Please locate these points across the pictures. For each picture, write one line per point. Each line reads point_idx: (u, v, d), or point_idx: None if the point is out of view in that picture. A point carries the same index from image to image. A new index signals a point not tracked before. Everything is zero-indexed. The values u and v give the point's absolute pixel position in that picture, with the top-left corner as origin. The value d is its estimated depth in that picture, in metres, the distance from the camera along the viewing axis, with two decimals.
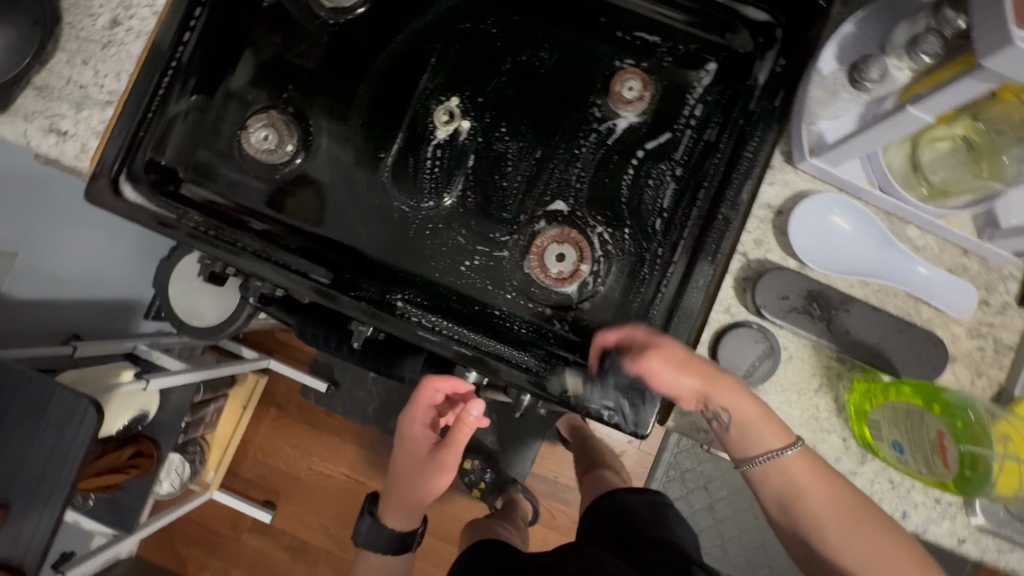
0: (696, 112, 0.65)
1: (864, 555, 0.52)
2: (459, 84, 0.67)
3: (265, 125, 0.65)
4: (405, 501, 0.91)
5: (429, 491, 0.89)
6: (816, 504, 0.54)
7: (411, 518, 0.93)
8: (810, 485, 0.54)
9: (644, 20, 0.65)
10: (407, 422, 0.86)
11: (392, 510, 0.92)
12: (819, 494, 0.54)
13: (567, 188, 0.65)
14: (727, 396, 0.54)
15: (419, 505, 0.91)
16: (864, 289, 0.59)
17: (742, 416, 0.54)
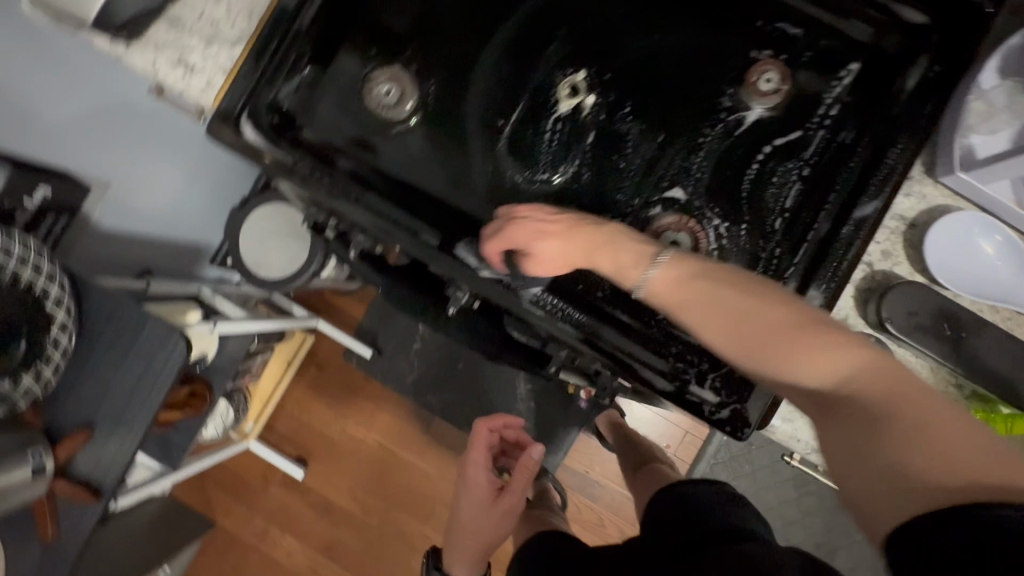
0: (832, 112, 0.62)
1: (905, 446, 0.38)
2: (587, 59, 0.65)
3: (388, 79, 0.65)
4: (470, 546, 0.97)
5: (493, 533, 0.96)
6: (736, 327, 0.49)
7: (476, 564, 0.97)
8: (717, 317, 0.50)
9: (788, 11, 0.63)
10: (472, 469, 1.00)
11: (457, 557, 0.97)
12: (729, 316, 0.49)
13: (687, 176, 0.63)
14: (607, 253, 0.56)
15: (483, 553, 0.97)
16: (994, 314, 0.57)
17: (628, 261, 0.55)
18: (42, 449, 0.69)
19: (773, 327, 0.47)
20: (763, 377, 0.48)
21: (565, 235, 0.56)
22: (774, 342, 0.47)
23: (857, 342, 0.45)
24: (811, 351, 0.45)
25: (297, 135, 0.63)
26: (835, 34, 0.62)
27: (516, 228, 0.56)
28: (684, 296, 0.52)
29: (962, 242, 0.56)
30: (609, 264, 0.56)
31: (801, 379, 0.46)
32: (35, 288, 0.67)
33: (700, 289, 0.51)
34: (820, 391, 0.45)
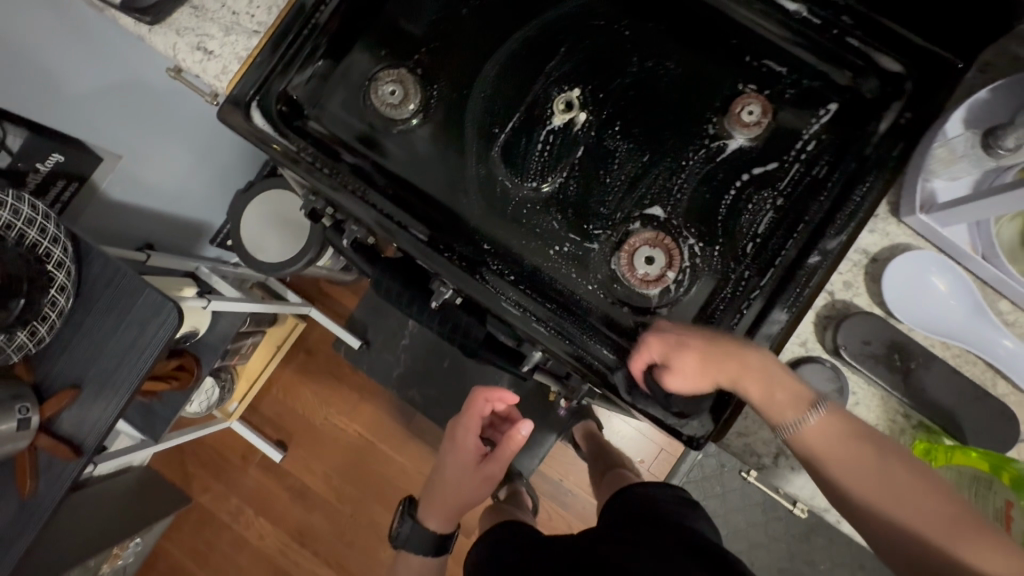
0: (808, 147, 0.65)
1: None
2: (583, 78, 0.69)
3: (394, 81, 0.69)
4: (444, 502, 1.04)
5: (469, 496, 1.03)
6: (868, 486, 0.52)
7: (446, 518, 1.05)
8: (864, 475, 0.52)
9: (776, 50, 0.66)
10: (462, 431, 1.03)
11: (431, 508, 1.05)
12: (880, 478, 0.51)
13: (667, 196, 0.67)
14: (758, 377, 0.56)
15: (456, 511, 1.04)
16: (944, 350, 0.60)
17: (779, 397, 0.56)
18: (29, 404, 0.71)
19: (905, 493, 0.50)
20: (884, 532, 0.51)
21: (706, 366, 0.57)
22: (931, 520, 0.49)
23: (1011, 543, 0.47)
24: (923, 513, 0.49)
25: (303, 126, 0.67)
26: (818, 75, 0.66)
27: (682, 355, 0.57)
28: (839, 451, 0.53)
29: (919, 279, 0.59)
30: (757, 394, 0.56)
31: (970, 566, 0.47)
32: (40, 250, 0.71)
33: (830, 442, 0.53)
34: (914, 550, 0.49)
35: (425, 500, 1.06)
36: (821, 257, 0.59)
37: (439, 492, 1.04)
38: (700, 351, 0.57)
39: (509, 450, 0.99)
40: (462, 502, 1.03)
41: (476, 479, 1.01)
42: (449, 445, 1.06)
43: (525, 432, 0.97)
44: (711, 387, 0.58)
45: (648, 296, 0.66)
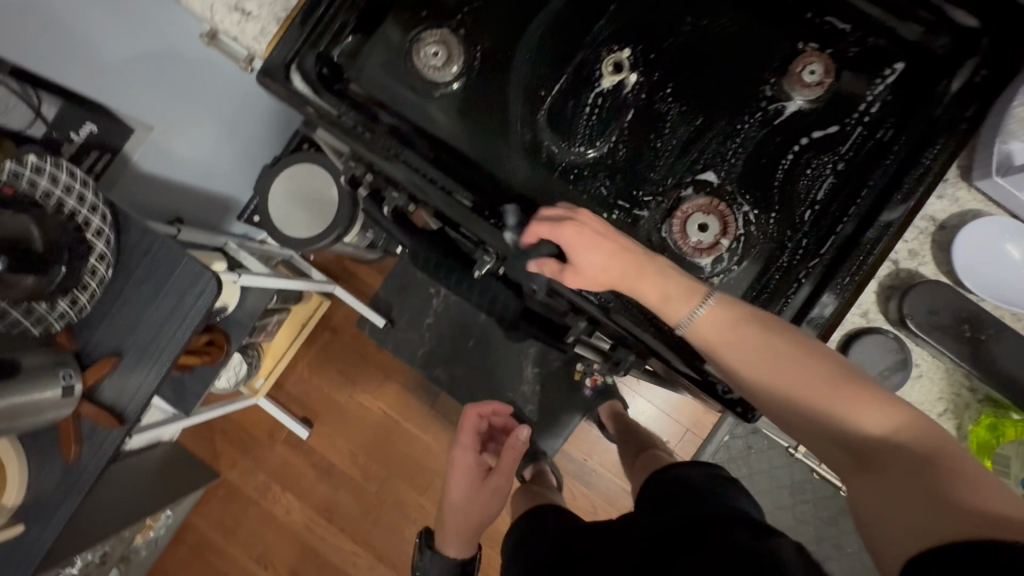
0: (872, 110, 0.63)
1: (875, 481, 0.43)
2: (634, 37, 0.65)
3: (437, 41, 0.67)
4: (459, 529, 1.03)
5: (483, 511, 1.03)
6: (787, 376, 0.50)
7: (466, 542, 1.03)
8: (758, 361, 0.51)
9: (840, 5, 0.63)
10: (461, 452, 1.08)
11: (445, 537, 1.03)
12: (771, 359, 0.50)
13: (721, 161, 0.64)
14: (650, 278, 0.55)
15: (473, 534, 1.03)
16: (1016, 322, 0.57)
17: (673, 294, 0.55)
18: (72, 370, 0.71)
19: (820, 380, 0.48)
20: (795, 421, 0.49)
21: (628, 262, 0.55)
22: (811, 384, 0.48)
23: (892, 399, 0.46)
24: (872, 407, 0.45)
25: (344, 89, 0.65)
26: (885, 32, 0.62)
27: (563, 231, 0.55)
28: (725, 337, 0.53)
29: (991, 247, 0.56)
30: (662, 304, 0.55)
31: (846, 426, 0.46)
32: (80, 218, 0.71)
33: (743, 333, 0.52)
34: (862, 441, 0.45)
35: (438, 529, 1.05)
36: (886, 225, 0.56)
37: (451, 520, 1.03)
38: (616, 245, 0.55)
39: (512, 455, 1.03)
40: (476, 523, 1.03)
41: (484, 492, 1.03)
42: (453, 468, 1.08)
43: (524, 436, 1.03)
44: (608, 286, 0.57)
45: (700, 265, 0.63)
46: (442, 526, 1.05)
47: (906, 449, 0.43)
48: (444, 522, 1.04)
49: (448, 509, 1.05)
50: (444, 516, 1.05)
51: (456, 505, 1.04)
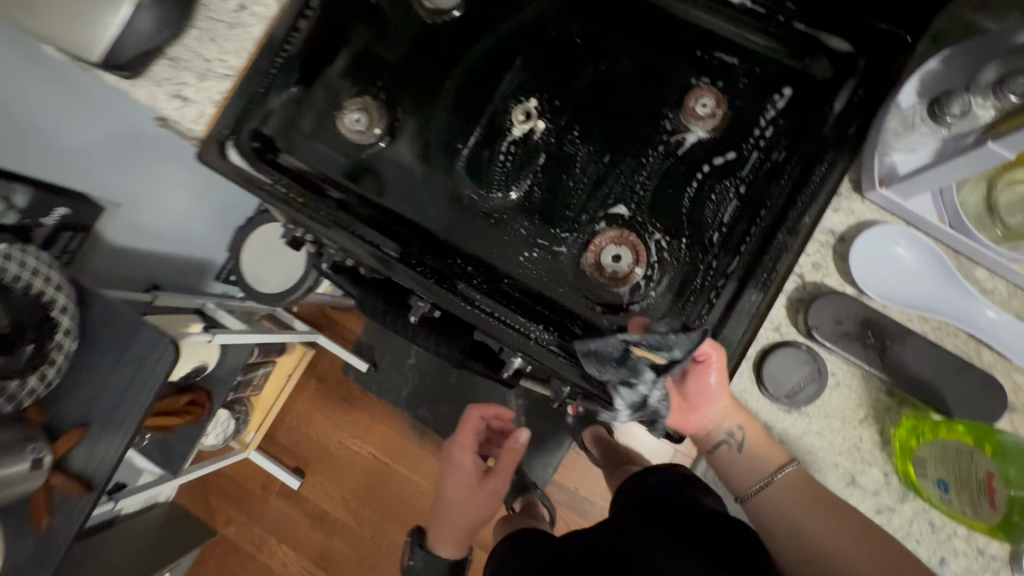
0: (766, 134, 0.66)
1: None
2: (540, 87, 0.71)
3: (359, 108, 0.71)
4: (451, 529, 1.08)
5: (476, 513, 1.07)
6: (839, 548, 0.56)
7: (456, 545, 1.09)
8: (825, 530, 0.57)
9: (723, 42, 0.68)
10: (461, 450, 1.10)
11: (439, 536, 1.09)
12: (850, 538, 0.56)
13: (630, 193, 0.68)
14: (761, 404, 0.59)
15: (467, 536, 1.09)
16: (924, 324, 0.58)
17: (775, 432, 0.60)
18: (41, 446, 0.75)
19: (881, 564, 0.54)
20: None
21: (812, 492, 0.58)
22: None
23: None
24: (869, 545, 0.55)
25: (276, 159, 0.68)
26: (771, 62, 0.67)
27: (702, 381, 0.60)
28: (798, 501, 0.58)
29: (880, 246, 0.59)
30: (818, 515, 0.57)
31: None
32: (45, 296, 0.76)
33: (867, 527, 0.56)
34: None
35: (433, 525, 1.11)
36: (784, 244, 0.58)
37: (444, 518, 1.08)
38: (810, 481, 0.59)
39: (510, 458, 1.08)
40: (467, 526, 1.07)
41: (480, 495, 1.07)
42: (449, 467, 1.11)
43: (521, 440, 1.08)
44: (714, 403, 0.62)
45: (619, 293, 0.67)
46: (434, 523, 1.10)
47: None
48: (438, 521, 1.09)
49: (442, 505, 1.10)
50: (437, 516, 1.09)
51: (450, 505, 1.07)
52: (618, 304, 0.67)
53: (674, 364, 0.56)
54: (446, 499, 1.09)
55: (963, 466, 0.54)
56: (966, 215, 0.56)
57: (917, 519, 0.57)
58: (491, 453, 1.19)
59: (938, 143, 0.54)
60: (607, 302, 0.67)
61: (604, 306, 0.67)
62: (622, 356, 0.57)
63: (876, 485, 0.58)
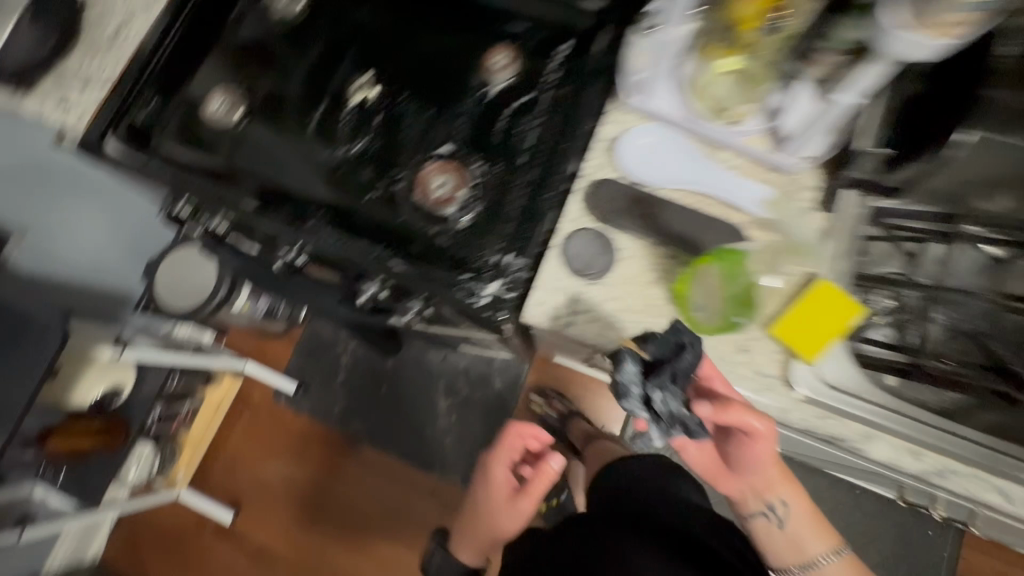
0: (555, 76, 0.80)
1: None
2: (372, 63, 0.84)
3: (223, 98, 0.84)
4: (467, 539, 1.15)
5: (503, 526, 1.09)
6: None
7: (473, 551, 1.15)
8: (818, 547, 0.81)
9: (514, 13, 0.83)
10: (495, 465, 1.11)
11: (463, 536, 1.16)
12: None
13: (452, 135, 0.80)
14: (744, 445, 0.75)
15: (483, 547, 1.14)
16: (689, 198, 0.72)
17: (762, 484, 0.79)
18: None
19: None
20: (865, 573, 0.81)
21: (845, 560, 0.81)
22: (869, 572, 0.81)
23: None
24: None
25: (150, 144, 0.83)
26: (551, 23, 0.82)
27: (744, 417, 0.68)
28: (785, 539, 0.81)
29: (627, 143, 0.73)
30: (818, 547, 0.81)
31: None
32: None
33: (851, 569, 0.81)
34: None
35: (467, 535, 1.16)
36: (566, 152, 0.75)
37: (472, 520, 1.14)
38: (850, 560, 0.81)
39: (544, 483, 1.07)
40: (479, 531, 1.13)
41: (507, 510, 1.09)
42: (486, 486, 1.13)
43: (558, 465, 1.07)
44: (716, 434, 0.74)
45: (447, 213, 0.76)
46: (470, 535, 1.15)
47: None
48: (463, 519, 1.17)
49: (478, 512, 1.13)
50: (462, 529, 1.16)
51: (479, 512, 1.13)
52: (448, 221, 0.76)
53: (455, 218, 0.75)
54: (473, 506, 1.15)
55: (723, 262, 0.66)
56: (702, 116, 0.71)
57: (707, 353, 0.67)
58: (522, 473, 1.11)
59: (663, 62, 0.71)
60: (438, 221, 0.76)
61: (435, 225, 0.76)
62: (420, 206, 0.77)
63: None
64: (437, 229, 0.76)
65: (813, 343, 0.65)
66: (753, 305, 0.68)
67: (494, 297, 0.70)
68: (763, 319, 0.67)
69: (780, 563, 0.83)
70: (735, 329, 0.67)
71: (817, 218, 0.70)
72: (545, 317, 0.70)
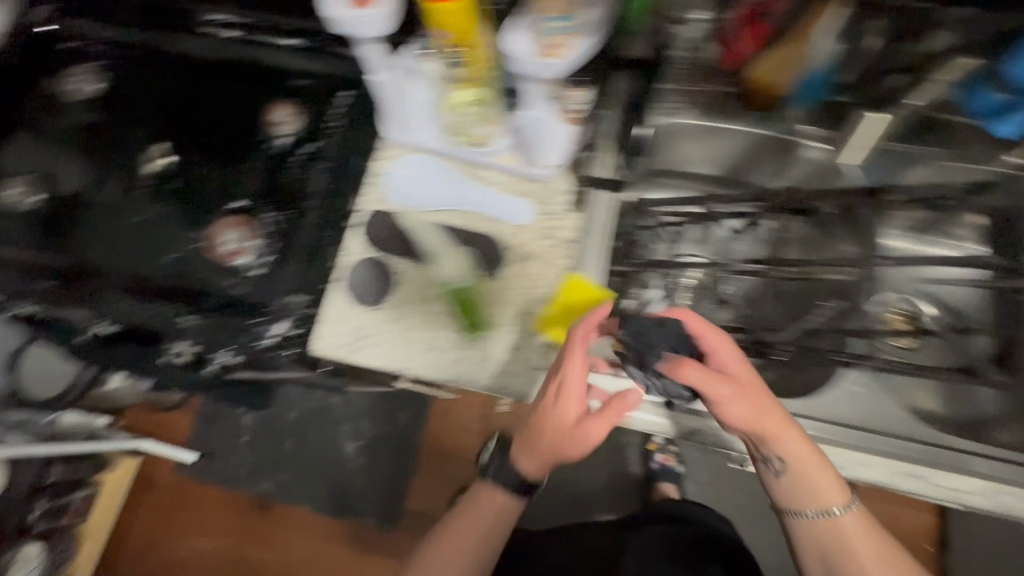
0: (337, 121, 0.85)
1: None
2: (166, 132, 0.88)
3: (18, 181, 0.85)
4: (472, 516, 0.70)
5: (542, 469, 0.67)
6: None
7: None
8: (861, 541, 0.63)
9: (295, 68, 0.89)
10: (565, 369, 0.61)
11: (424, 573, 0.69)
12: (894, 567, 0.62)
13: (244, 188, 0.84)
14: (783, 425, 0.61)
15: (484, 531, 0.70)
16: (457, 216, 0.77)
17: (824, 492, 0.63)
18: None
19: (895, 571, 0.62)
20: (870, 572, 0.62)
21: (867, 530, 0.63)
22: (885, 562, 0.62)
23: None
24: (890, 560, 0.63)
25: None
26: (329, 74, 0.88)
27: (715, 388, 0.59)
28: (825, 492, 0.63)
29: (391, 177, 0.79)
30: (843, 520, 0.63)
31: None
32: None
33: (875, 546, 0.63)
34: None
35: (467, 561, 0.69)
36: (346, 193, 0.82)
37: (464, 526, 0.70)
38: (866, 520, 0.64)
39: (614, 420, 0.61)
40: (496, 547, 0.70)
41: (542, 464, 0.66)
42: (554, 391, 0.62)
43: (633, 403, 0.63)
44: (755, 424, 0.61)
45: (239, 263, 0.79)
46: (473, 547, 0.69)
47: None
48: (447, 526, 0.71)
49: (482, 533, 0.70)
50: (442, 534, 0.71)
51: (500, 520, 0.70)
52: (241, 270, 0.79)
53: (245, 268, 0.78)
54: (487, 501, 0.70)
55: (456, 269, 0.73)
56: (449, 135, 0.77)
57: (483, 356, 0.71)
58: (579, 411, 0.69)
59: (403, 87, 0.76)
60: (231, 272, 0.79)
61: (229, 276, 0.79)
62: (211, 262, 0.80)
63: (451, 343, 0.72)
64: (231, 280, 0.78)
65: (565, 328, 0.70)
66: (519, 306, 0.73)
67: (279, 337, 0.74)
68: (529, 318, 0.72)
69: (804, 535, 0.65)
70: (494, 326, 0.72)
71: (573, 216, 0.76)
72: (332, 349, 0.73)
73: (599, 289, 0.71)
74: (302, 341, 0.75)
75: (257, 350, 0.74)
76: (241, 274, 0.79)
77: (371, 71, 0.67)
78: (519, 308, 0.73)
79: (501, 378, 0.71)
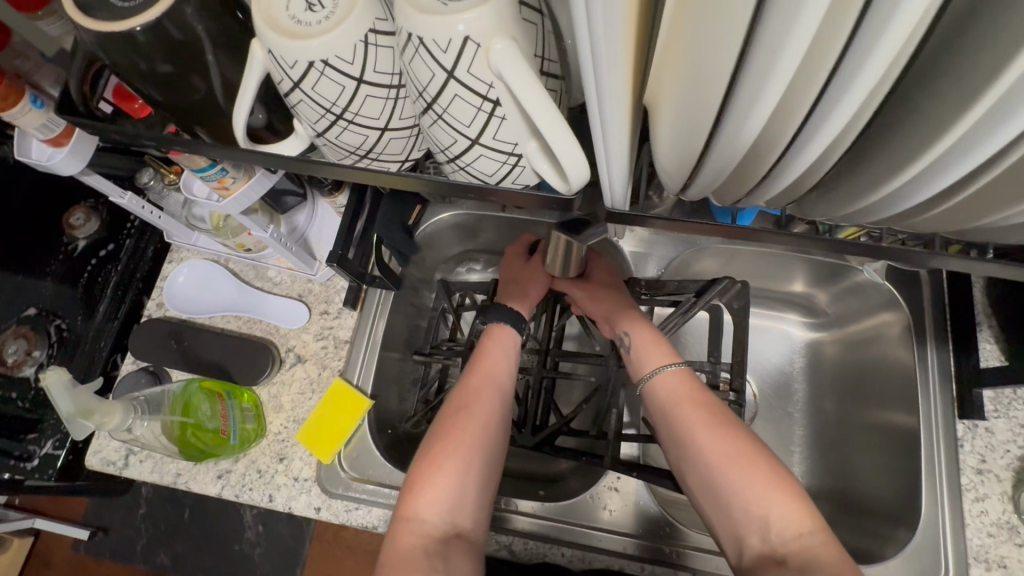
0: (136, 224, 0.87)
1: (759, 508, 0.52)
2: None
3: None
4: (479, 384, 0.64)
5: (501, 348, 0.68)
6: (736, 457, 0.55)
7: (473, 466, 0.59)
8: (694, 408, 0.59)
9: None
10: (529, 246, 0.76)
11: (440, 462, 0.58)
12: (727, 438, 0.56)
13: (37, 296, 0.80)
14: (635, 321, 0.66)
15: (494, 389, 0.64)
16: (239, 321, 0.77)
17: (657, 351, 0.64)
18: None
19: (724, 447, 0.56)
20: (695, 456, 0.57)
21: (689, 390, 0.61)
22: (716, 436, 0.57)
23: (790, 502, 0.52)
24: (731, 446, 0.56)
25: None
26: None
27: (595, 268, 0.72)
28: (676, 390, 0.61)
29: (171, 284, 0.78)
30: (697, 395, 0.60)
31: (773, 515, 0.51)
32: None
33: (728, 432, 0.57)
34: (781, 538, 0.50)
35: (469, 443, 0.60)
36: (137, 298, 0.85)
37: (464, 391, 0.64)
38: (690, 385, 0.61)
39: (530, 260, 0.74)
40: (483, 428, 0.61)
41: (502, 360, 0.67)
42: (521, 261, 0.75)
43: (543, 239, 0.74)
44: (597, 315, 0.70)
45: (26, 374, 0.79)
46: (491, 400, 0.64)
47: (791, 537, 0.50)
48: (441, 426, 0.62)
49: (480, 397, 0.63)
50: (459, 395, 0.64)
51: (506, 368, 0.66)
52: (29, 382, 0.79)
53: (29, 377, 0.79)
54: (481, 365, 0.66)
55: (80, 406, 0.58)
56: (227, 243, 0.74)
57: (248, 468, 0.70)
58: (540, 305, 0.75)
59: (175, 195, 0.71)
60: (20, 385, 0.79)
61: (19, 389, 0.78)
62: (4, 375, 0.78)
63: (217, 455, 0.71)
64: (20, 393, 0.78)
65: (329, 441, 0.70)
66: (289, 413, 0.72)
67: (49, 455, 0.76)
68: (295, 428, 0.71)
69: (653, 399, 0.62)
70: (261, 435, 0.71)
71: (350, 316, 0.76)
72: (102, 465, 0.71)
73: (360, 396, 0.72)
74: (71, 459, 0.77)
75: (26, 465, 0.75)
76: (29, 385, 0.79)
77: (112, 194, 0.63)
78: (289, 417, 0.72)
79: (265, 491, 0.69)
